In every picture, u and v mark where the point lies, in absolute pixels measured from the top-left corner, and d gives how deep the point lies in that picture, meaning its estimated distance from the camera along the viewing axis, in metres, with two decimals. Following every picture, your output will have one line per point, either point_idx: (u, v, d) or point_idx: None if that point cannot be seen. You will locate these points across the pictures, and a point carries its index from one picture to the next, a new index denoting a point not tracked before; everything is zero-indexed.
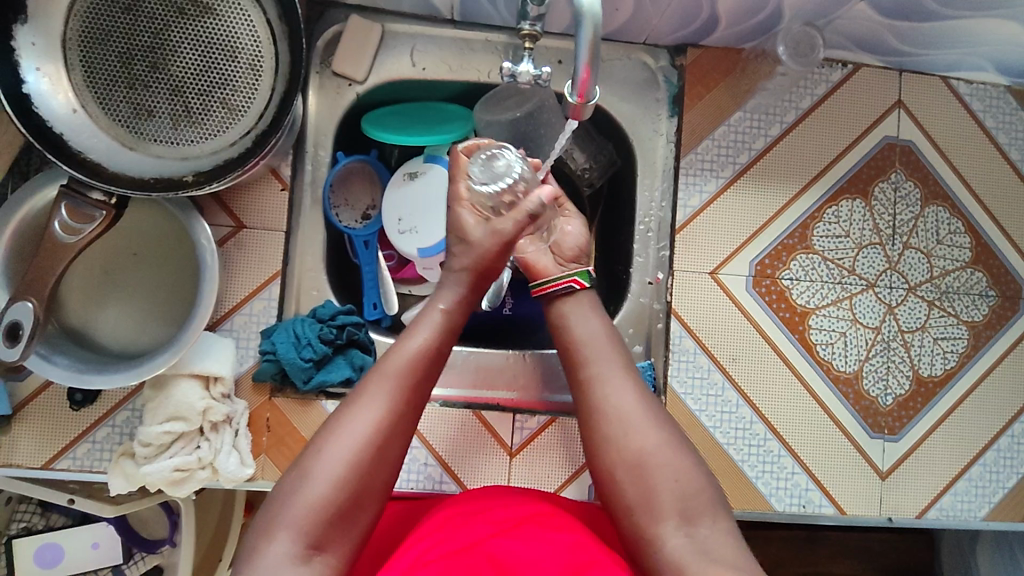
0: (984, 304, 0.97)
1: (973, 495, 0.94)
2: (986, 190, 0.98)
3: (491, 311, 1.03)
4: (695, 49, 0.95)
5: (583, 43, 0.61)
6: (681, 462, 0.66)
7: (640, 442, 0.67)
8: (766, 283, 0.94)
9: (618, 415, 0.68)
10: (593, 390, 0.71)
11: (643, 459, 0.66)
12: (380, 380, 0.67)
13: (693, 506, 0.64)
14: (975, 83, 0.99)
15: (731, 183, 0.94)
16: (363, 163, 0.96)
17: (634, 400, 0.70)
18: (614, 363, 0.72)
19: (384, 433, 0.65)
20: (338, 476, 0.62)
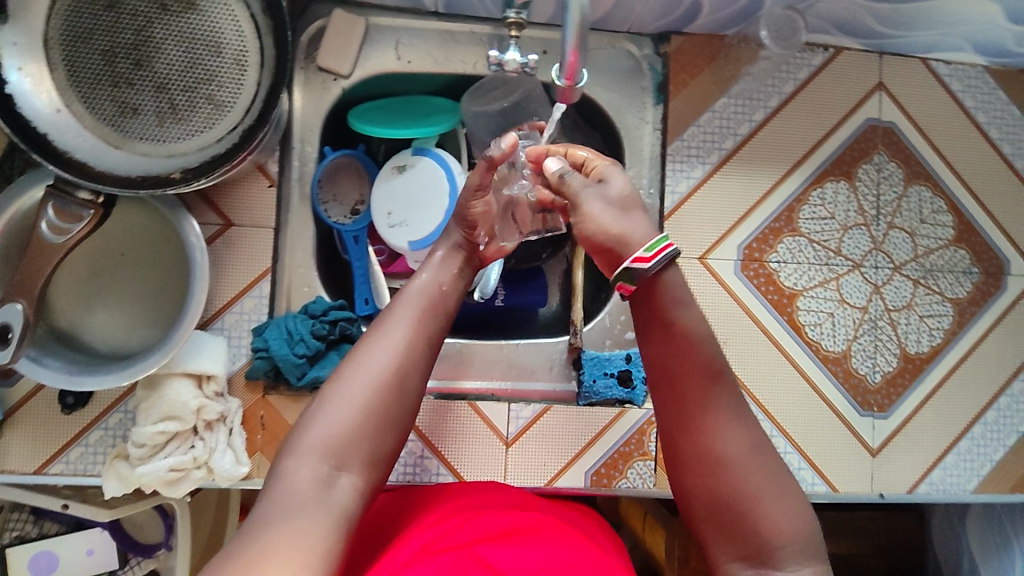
0: (968, 281, 0.99)
1: (961, 468, 0.96)
2: (966, 169, 1.00)
3: (483, 303, 1.02)
4: (679, 36, 0.96)
5: (569, 28, 0.62)
6: (777, 511, 0.56)
7: (740, 463, 0.57)
8: (754, 266, 0.95)
9: (720, 437, 0.59)
10: (696, 395, 0.60)
11: (744, 504, 0.56)
12: (397, 313, 0.66)
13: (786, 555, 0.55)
14: (954, 64, 1.00)
15: (718, 169, 0.95)
16: (351, 157, 0.96)
17: (744, 435, 0.58)
18: (724, 374, 0.61)
19: (407, 360, 0.64)
20: (364, 399, 0.60)
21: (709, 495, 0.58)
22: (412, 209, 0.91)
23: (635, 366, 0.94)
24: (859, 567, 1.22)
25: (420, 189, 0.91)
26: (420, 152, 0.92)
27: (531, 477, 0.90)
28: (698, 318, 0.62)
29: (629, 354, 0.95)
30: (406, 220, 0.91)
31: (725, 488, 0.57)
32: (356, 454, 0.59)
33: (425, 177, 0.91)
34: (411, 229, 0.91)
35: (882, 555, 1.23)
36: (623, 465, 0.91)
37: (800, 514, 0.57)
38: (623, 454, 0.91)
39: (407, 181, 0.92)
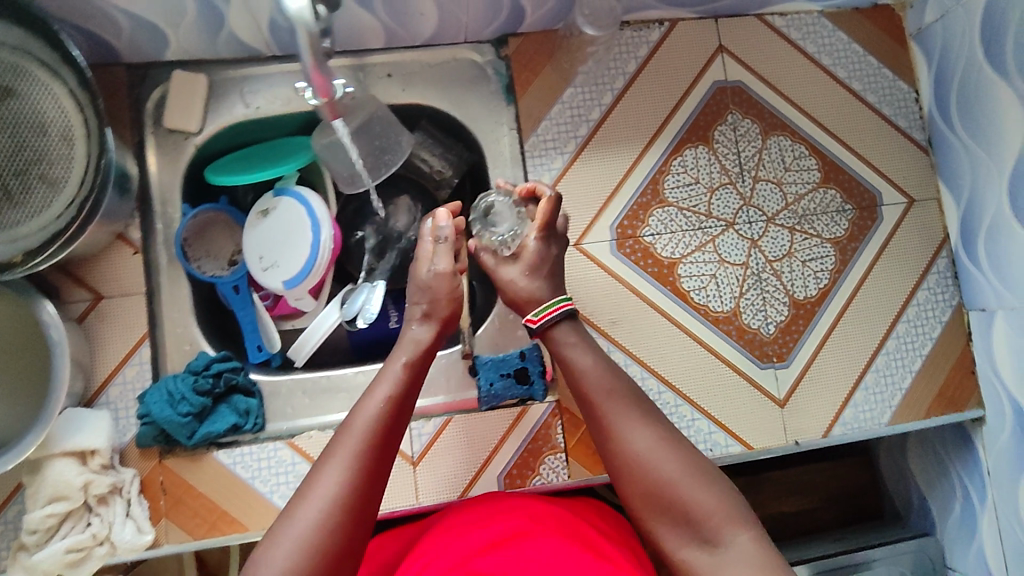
0: (843, 218, 1.01)
1: (872, 403, 0.98)
2: (820, 111, 1.02)
3: (374, 328, 0.97)
4: (516, 37, 0.98)
5: (304, 47, 0.55)
6: (698, 493, 0.64)
7: (663, 472, 0.66)
8: (629, 243, 0.96)
9: (634, 450, 0.68)
10: (614, 425, 0.70)
11: (669, 499, 0.65)
12: (348, 432, 0.64)
13: (717, 527, 0.63)
14: (790, 15, 1.02)
15: (577, 157, 0.97)
16: (216, 211, 0.96)
17: (654, 437, 0.68)
18: (627, 402, 0.71)
19: (359, 486, 0.60)
20: (306, 541, 0.57)
21: (644, 499, 0.67)
22: (282, 250, 0.91)
23: (531, 362, 0.94)
24: (817, 521, 1.22)
25: (286, 229, 0.91)
26: (280, 192, 0.92)
27: (442, 493, 0.90)
28: (593, 358, 0.74)
29: (523, 352, 0.94)
30: (278, 261, 0.91)
31: (651, 487, 0.66)
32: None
33: (288, 217, 0.91)
34: (284, 268, 0.90)
35: (836, 505, 1.23)
36: (534, 462, 0.91)
37: (722, 490, 0.65)
38: (532, 451, 0.91)
39: (272, 223, 0.91)
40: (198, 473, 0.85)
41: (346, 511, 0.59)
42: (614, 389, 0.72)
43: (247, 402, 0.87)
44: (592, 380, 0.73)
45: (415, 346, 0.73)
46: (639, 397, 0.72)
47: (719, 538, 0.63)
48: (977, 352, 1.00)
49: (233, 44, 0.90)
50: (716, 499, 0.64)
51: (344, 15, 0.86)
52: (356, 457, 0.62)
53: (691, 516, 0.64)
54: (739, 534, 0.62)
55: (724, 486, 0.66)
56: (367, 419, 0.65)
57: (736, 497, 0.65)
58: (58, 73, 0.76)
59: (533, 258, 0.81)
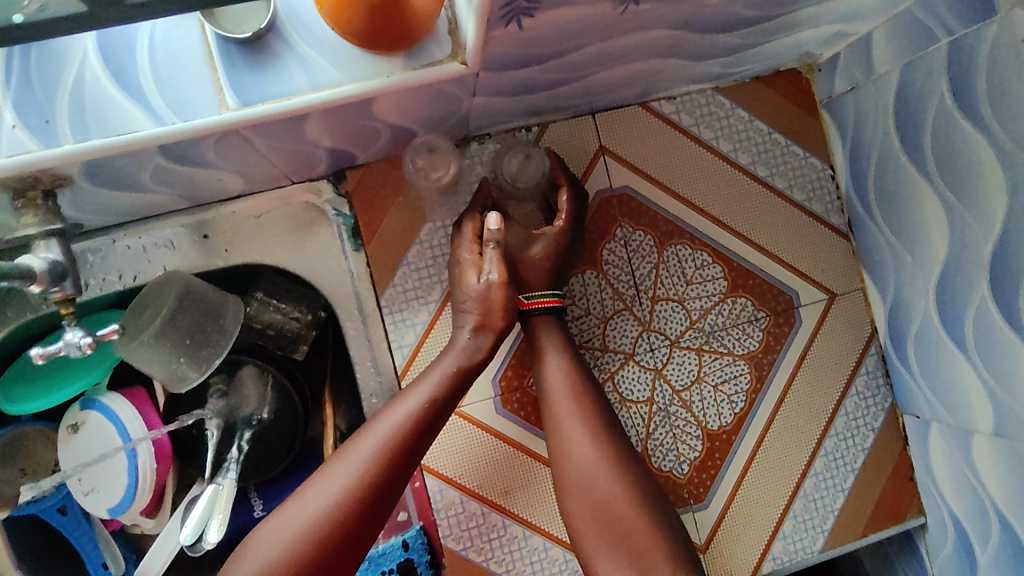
0: (757, 329, 0.88)
1: (803, 531, 0.88)
2: (723, 208, 0.88)
3: (237, 520, 0.85)
4: (355, 170, 0.82)
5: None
6: (637, 514, 0.68)
7: (607, 488, 0.70)
8: (516, 397, 0.84)
9: (583, 463, 0.71)
10: (569, 433, 0.73)
11: (612, 513, 0.69)
12: (372, 430, 0.67)
13: (652, 553, 0.66)
14: (680, 97, 0.87)
15: (445, 305, 0.83)
16: (18, 426, 0.80)
17: (600, 454, 0.71)
18: (590, 415, 0.74)
19: (371, 479, 0.64)
20: (304, 525, 0.61)
21: (585, 509, 0.70)
22: (99, 473, 0.76)
23: (416, 552, 0.82)
24: None
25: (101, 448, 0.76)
26: (87, 404, 0.76)
27: None
28: (568, 378, 0.75)
29: (405, 540, 0.82)
30: (97, 486, 0.76)
31: (592, 497, 0.70)
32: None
33: (100, 434, 0.76)
34: (104, 495, 0.76)
35: None
36: None
37: (661, 517, 0.69)
38: None
39: (85, 441, 0.76)
40: None
41: (351, 499, 0.63)
42: (584, 399, 0.74)
43: None
44: (553, 387, 0.75)
45: (451, 358, 0.73)
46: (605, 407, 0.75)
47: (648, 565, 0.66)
48: (914, 458, 0.89)
49: None
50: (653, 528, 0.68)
51: (124, 199, 0.69)
52: (378, 453, 0.66)
53: (626, 536, 0.68)
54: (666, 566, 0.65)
55: (673, 520, 0.70)
56: (389, 430, 0.67)
57: (673, 529, 0.69)
58: None
59: (548, 249, 0.79)
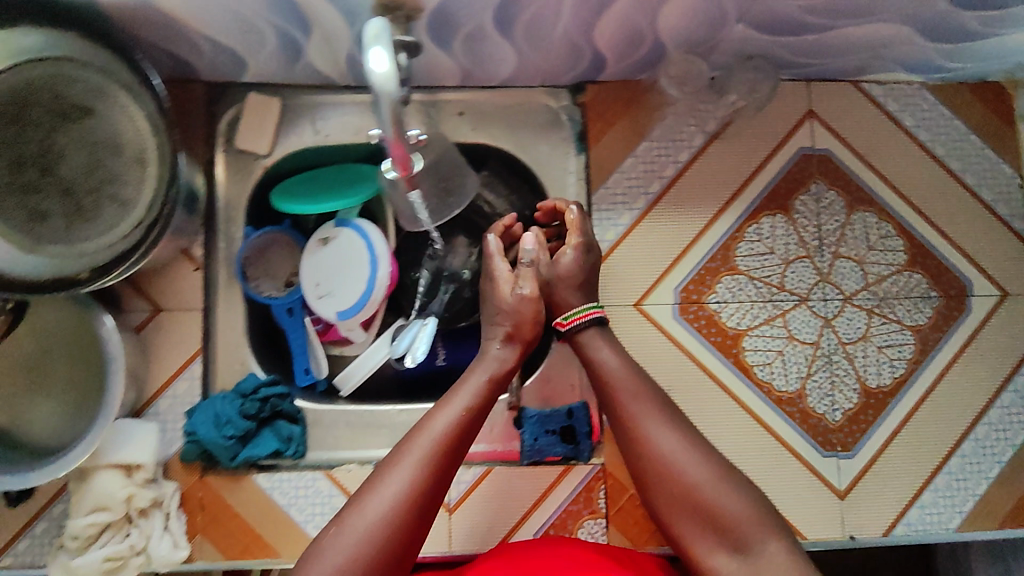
0: (928, 306, 0.94)
1: (941, 505, 0.91)
2: (912, 190, 0.95)
3: (422, 364, 0.97)
4: (594, 85, 0.94)
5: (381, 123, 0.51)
6: (723, 496, 0.66)
7: (689, 475, 0.67)
8: (693, 309, 0.93)
9: (659, 450, 0.70)
10: (641, 424, 0.72)
11: (694, 498, 0.66)
12: (421, 438, 0.69)
13: (742, 535, 0.64)
14: (888, 84, 0.96)
15: (646, 214, 0.93)
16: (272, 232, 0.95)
17: (678, 442, 0.70)
18: (648, 400, 0.73)
19: (420, 493, 0.65)
20: (370, 536, 0.62)
21: (666, 504, 0.68)
22: (339, 280, 0.91)
23: (578, 422, 0.93)
24: None
25: (345, 260, 0.91)
26: (342, 223, 0.92)
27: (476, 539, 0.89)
28: (618, 358, 0.77)
29: (570, 409, 0.94)
30: (334, 291, 0.91)
31: (674, 489, 0.68)
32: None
33: (347, 248, 0.91)
34: (339, 299, 0.91)
35: None
36: (572, 524, 0.90)
37: (748, 495, 0.66)
38: (571, 513, 0.91)
39: (332, 253, 0.91)
40: (239, 493, 0.88)
41: (408, 513, 0.64)
42: (640, 392, 0.74)
43: (290, 430, 0.89)
44: (616, 390, 0.75)
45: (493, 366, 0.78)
46: (665, 401, 0.74)
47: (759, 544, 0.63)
48: None
49: (309, 72, 0.88)
50: (745, 505, 0.65)
51: (425, 56, 0.84)
52: (423, 464, 0.67)
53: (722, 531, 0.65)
54: (772, 542, 0.63)
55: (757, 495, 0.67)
56: (440, 428, 0.70)
57: (764, 504, 0.66)
58: (138, 97, 0.76)
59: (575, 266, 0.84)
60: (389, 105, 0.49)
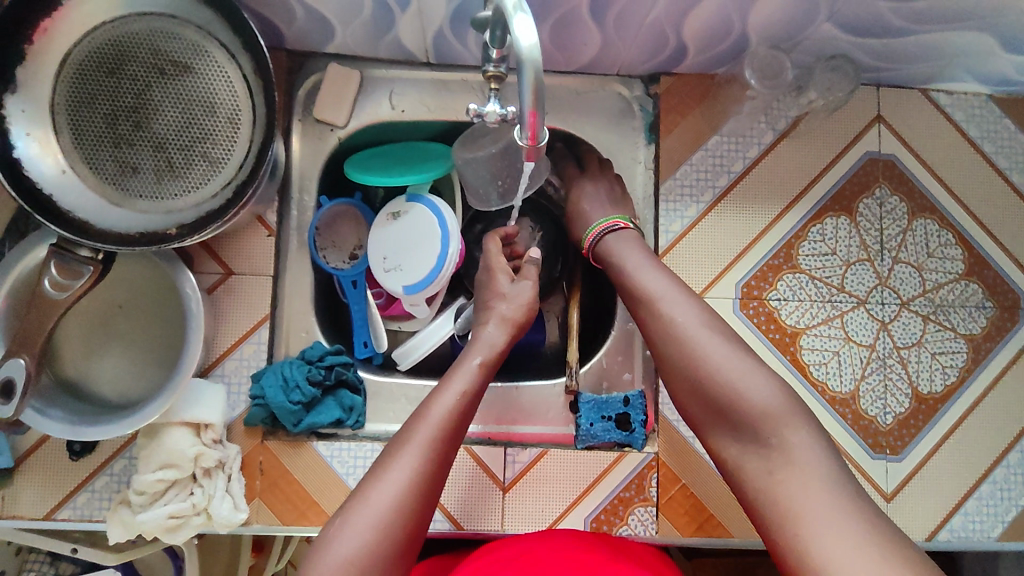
0: (982, 316, 0.96)
1: (985, 514, 0.93)
2: (974, 200, 0.97)
3: None
4: (669, 76, 0.95)
5: (523, 89, 0.52)
6: (742, 379, 0.69)
7: (710, 358, 0.71)
8: (753, 305, 0.93)
9: (682, 340, 0.74)
10: (664, 314, 0.76)
11: (714, 380, 0.70)
12: (420, 424, 0.72)
13: (762, 416, 0.67)
14: (956, 94, 0.98)
15: (712, 208, 0.94)
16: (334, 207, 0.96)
17: (700, 327, 0.74)
18: (673, 291, 0.78)
19: (422, 476, 0.69)
20: (384, 518, 0.66)
21: (689, 388, 0.73)
22: (407, 254, 0.92)
23: (634, 409, 0.93)
24: None
25: (414, 235, 0.92)
26: (413, 199, 0.93)
27: (528, 520, 0.90)
28: (643, 255, 0.83)
29: (627, 397, 0.94)
30: (401, 265, 0.92)
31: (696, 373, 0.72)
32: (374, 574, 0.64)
33: (417, 224, 0.92)
34: (407, 273, 0.92)
35: None
36: (624, 510, 0.90)
37: (771, 381, 0.69)
38: (624, 500, 0.90)
39: (402, 227, 0.93)
40: (297, 459, 0.88)
41: (414, 496, 0.68)
42: (666, 284, 0.79)
43: (352, 400, 0.90)
44: (639, 287, 0.80)
45: (489, 350, 0.81)
46: (688, 291, 0.79)
47: (778, 435, 0.66)
48: None
49: (394, 46, 0.89)
50: (769, 392, 0.68)
51: None
52: (423, 449, 0.71)
53: (743, 419, 0.68)
54: (793, 433, 0.66)
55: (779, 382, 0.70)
56: (439, 415, 0.73)
57: (789, 391, 0.69)
58: (235, 56, 0.76)
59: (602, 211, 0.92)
60: (536, 73, 0.51)
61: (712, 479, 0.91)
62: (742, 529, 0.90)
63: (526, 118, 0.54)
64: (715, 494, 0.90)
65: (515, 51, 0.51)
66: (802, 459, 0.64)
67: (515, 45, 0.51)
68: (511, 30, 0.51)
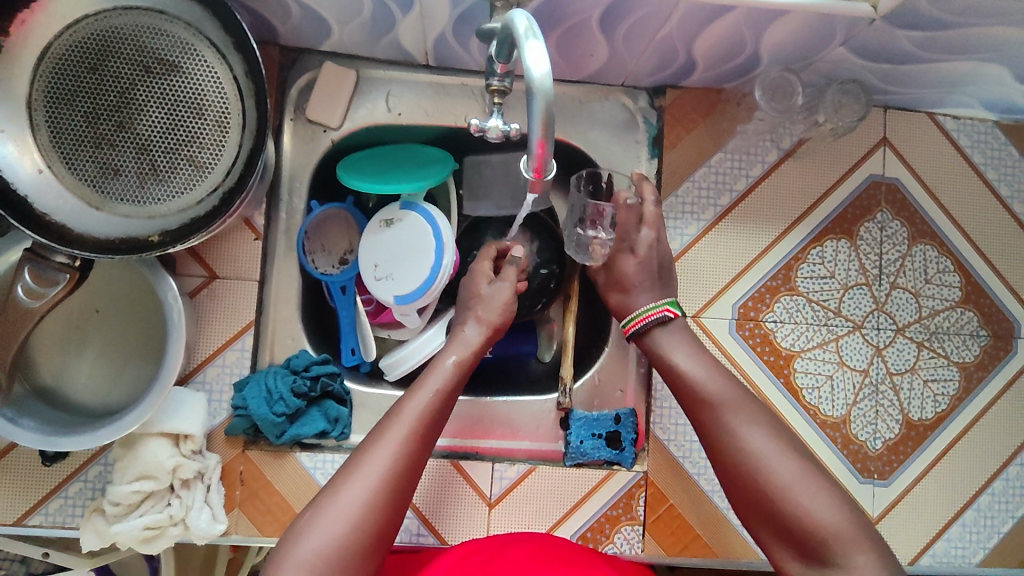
0: (975, 344, 0.95)
1: (967, 540, 0.93)
2: (973, 227, 0.96)
3: None
4: (674, 89, 0.93)
5: (533, 119, 0.49)
6: (813, 503, 0.63)
7: (779, 476, 0.65)
8: (749, 326, 0.92)
9: (743, 451, 0.67)
10: (726, 427, 0.69)
11: (779, 498, 0.64)
12: (395, 422, 0.70)
13: (833, 547, 0.61)
14: (963, 119, 0.97)
15: (713, 226, 0.92)
16: (319, 214, 0.92)
17: (768, 442, 0.67)
18: (740, 401, 0.70)
19: (396, 473, 0.67)
20: (355, 516, 0.63)
21: (752, 505, 0.66)
22: (399, 264, 0.90)
23: (624, 427, 0.92)
24: None
25: (408, 245, 0.90)
26: (408, 206, 0.91)
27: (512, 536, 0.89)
28: (697, 358, 0.75)
29: (617, 414, 0.93)
30: (393, 274, 0.90)
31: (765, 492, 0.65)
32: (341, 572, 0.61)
33: (412, 233, 0.90)
34: (398, 283, 0.90)
35: None
36: (610, 529, 0.89)
37: (837, 500, 0.63)
38: (610, 518, 0.89)
39: (395, 236, 0.90)
40: (279, 471, 0.86)
41: (385, 493, 0.66)
42: (731, 390, 0.71)
43: (338, 411, 0.88)
44: (698, 389, 0.73)
45: (464, 348, 0.79)
46: (754, 402, 0.71)
47: (838, 557, 0.60)
48: None
49: (392, 47, 0.86)
50: (838, 517, 0.62)
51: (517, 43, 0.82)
52: (401, 444, 0.68)
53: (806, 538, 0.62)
54: (860, 555, 0.60)
55: (851, 503, 0.63)
56: (414, 412, 0.71)
57: (853, 510, 0.63)
58: (226, 56, 0.73)
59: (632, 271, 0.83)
60: (546, 103, 0.48)
61: (698, 499, 0.90)
62: (728, 550, 0.90)
63: (533, 150, 0.51)
64: (701, 515, 0.90)
65: (526, 78, 0.49)
66: None
67: (523, 72, 0.49)
68: (522, 56, 0.49)
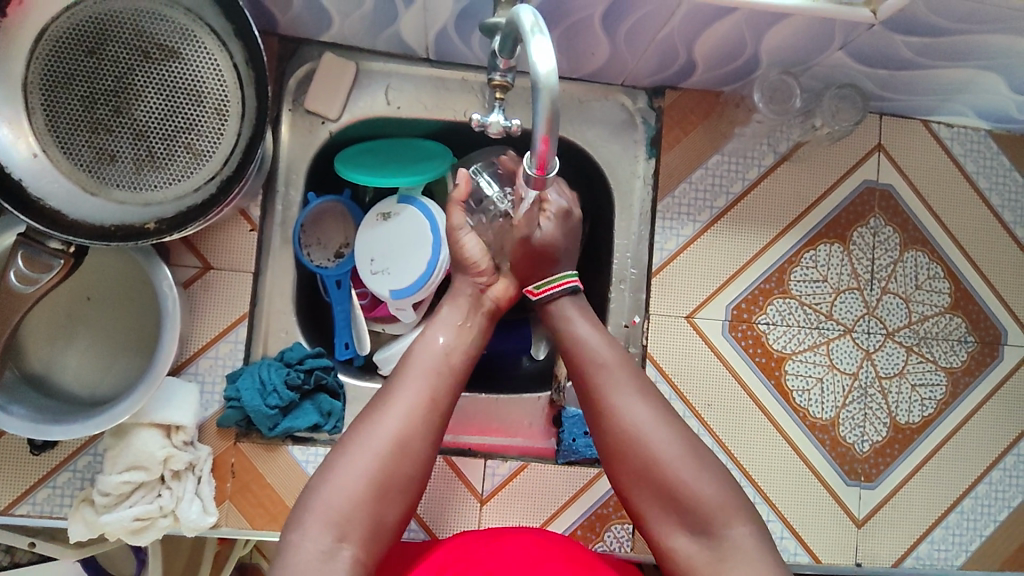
0: (963, 349, 0.97)
1: (950, 543, 0.94)
2: (965, 235, 0.97)
3: None
4: (674, 90, 0.93)
5: (538, 116, 0.50)
6: (691, 477, 0.68)
7: (659, 450, 0.70)
8: (742, 328, 0.93)
9: (625, 431, 0.71)
10: (609, 402, 0.73)
11: (661, 473, 0.69)
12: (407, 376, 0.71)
13: (708, 513, 0.67)
14: (956, 127, 0.98)
15: (708, 227, 0.93)
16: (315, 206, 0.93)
17: (651, 418, 0.72)
18: (622, 375, 0.74)
19: (412, 424, 0.68)
20: (370, 469, 0.65)
21: (632, 477, 0.70)
22: (395, 259, 0.90)
23: None
24: None
25: (405, 239, 0.90)
26: (407, 200, 0.91)
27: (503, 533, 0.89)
28: (594, 329, 0.78)
29: None
30: (390, 269, 0.90)
31: (642, 465, 0.70)
32: (359, 521, 0.63)
33: (410, 228, 0.91)
34: (394, 278, 0.90)
35: None
36: (600, 527, 0.89)
37: (714, 476, 0.69)
38: (601, 516, 0.90)
39: (393, 230, 0.91)
40: (271, 464, 0.85)
41: (398, 443, 0.67)
42: (619, 363, 0.76)
43: (331, 405, 0.88)
44: (591, 360, 0.76)
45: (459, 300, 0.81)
46: (638, 374, 0.75)
47: (714, 528, 0.66)
48: None
49: (392, 39, 0.85)
50: (714, 489, 0.68)
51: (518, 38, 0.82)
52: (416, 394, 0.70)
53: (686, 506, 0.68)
54: (735, 526, 0.66)
55: (724, 475, 0.69)
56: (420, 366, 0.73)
57: (729, 483, 0.69)
58: (226, 44, 0.72)
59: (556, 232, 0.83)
60: (551, 99, 0.49)
61: None
62: None
63: (537, 144, 0.52)
64: None
65: (530, 74, 0.49)
66: (746, 554, 0.64)
67: (528, 68, 0.49)
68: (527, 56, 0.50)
